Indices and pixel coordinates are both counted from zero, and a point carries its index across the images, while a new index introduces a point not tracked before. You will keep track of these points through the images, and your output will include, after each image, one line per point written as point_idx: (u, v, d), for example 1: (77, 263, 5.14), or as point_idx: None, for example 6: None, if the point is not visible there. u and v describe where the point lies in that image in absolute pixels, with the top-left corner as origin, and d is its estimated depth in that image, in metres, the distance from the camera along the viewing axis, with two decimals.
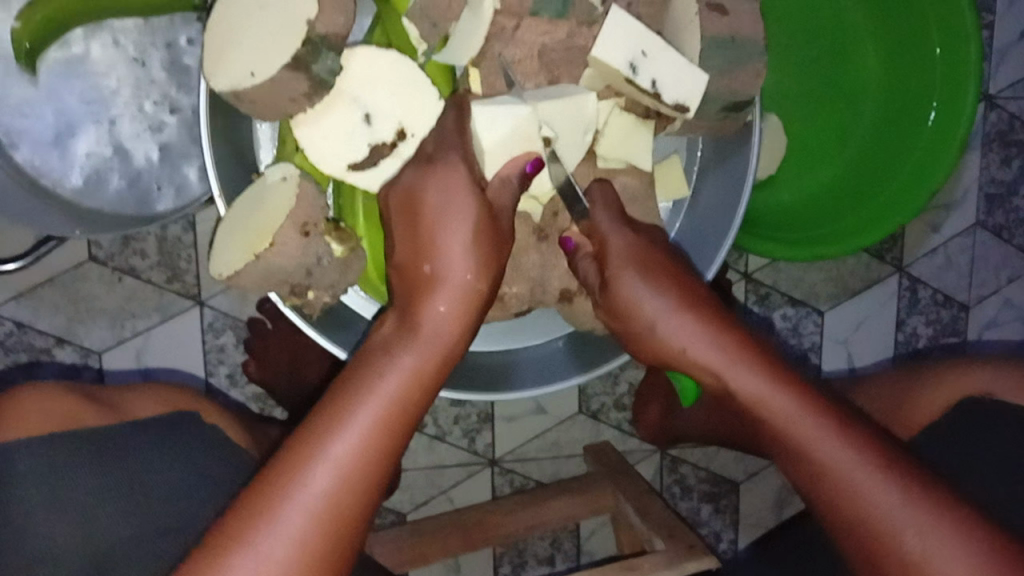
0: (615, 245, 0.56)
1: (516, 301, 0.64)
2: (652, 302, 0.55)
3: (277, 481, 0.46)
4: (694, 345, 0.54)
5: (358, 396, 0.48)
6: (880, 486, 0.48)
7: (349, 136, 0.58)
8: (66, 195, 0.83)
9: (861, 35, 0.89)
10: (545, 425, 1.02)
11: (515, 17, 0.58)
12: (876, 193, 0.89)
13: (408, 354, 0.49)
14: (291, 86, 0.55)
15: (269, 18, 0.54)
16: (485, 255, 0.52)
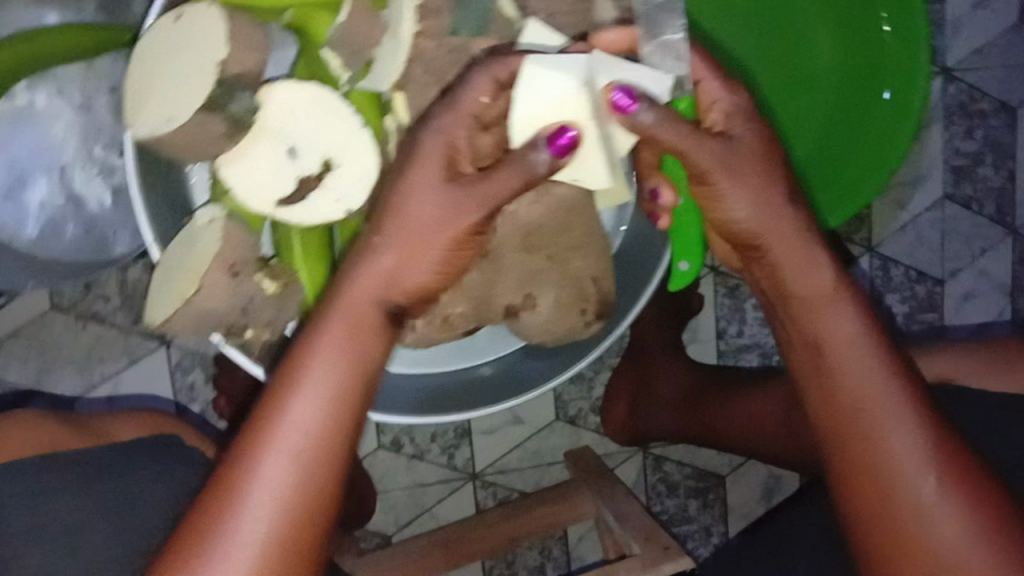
0: (744, 139, 0.54)
1: (462, 321, 0.64)
2: (738, 193, 0.53)
3: (234, 473, 0.49)
4: (781, 240, 0.53)
5: (273, 417, 0.49)
6: (912, 449, 0.49)
7: (275, 173, 0.57)
8: (24, 246, 0.84)
9: (808, 12, 0.86)
10: (523, 436, 1.02)
11: (435, 38, 0.58)
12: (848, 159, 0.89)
13: (319, 368, 0.50)
14: (208, 128, 0.55)
15: (184, 62, 0.54)
16: (396, 249, 0.53)
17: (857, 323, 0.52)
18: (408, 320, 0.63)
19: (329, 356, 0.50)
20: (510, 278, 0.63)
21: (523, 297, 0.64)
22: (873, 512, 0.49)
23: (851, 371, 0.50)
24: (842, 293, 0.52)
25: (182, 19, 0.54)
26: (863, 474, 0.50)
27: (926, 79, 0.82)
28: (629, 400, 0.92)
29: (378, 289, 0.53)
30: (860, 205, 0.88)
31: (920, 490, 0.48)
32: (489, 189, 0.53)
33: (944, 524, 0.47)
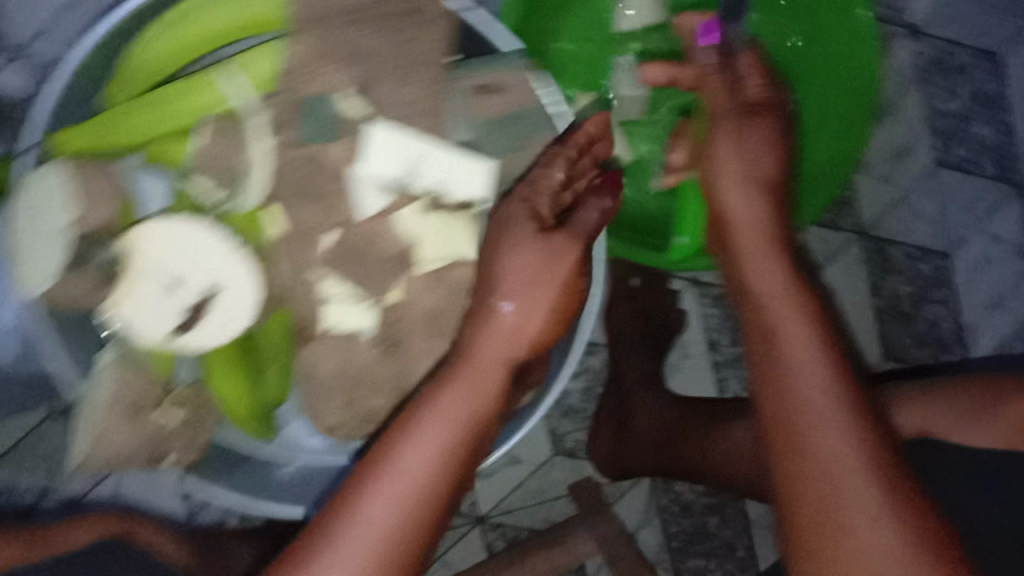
0: (759, 121, 0.68)
1: (383, 416, 0.63)
2: (729, 193, 0.67)
3: (352, 493, 0.54)
4: (749, 223, 0.65)
5: (388, 451, 0.54)
6: (871, 471, 0.52)
7: (158, 312, 0.57)
8: None
9: None
10: (523, 474, 1.01)
11: (294, 148, 0.58)
12: (812, 136, 0.77)
13: (446, 395, 0.56)
14: (77, 288, 0.55)
15: (42, 222, 0.54)
16: (526, 305, 0.59)
17: (814, 353, 0.57)
18: (326, 422, 0.62)
19: (501, 352, 0.58)
20: (423, 367, 0.61)
21: (442, 384, 0.61)
22: (803, 498, 0.53)
23: (800, 386, 0.56)
24: (809, 316, 0.59)
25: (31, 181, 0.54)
26: (813, 498, 0.53)
27: (871, 28, 0.67)
28: (610, 432, 0.94)
29: (505, 342, 0.59)
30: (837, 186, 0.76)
31: (874, 529, 0.51)
32: (540, 267, 0.58)
33: (889, 546, 0.50)
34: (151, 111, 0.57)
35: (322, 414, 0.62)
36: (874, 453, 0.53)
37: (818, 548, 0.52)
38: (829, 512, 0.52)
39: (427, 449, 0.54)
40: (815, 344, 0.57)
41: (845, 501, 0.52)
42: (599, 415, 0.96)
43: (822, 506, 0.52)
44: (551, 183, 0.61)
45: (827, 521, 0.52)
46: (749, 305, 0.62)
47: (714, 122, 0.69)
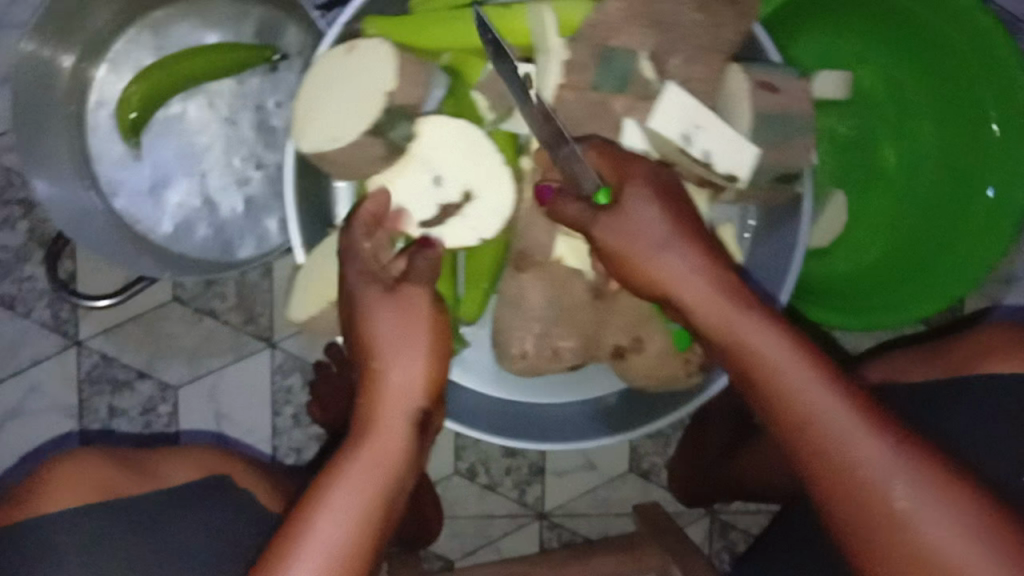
0: (624, 199, 0.55)
1: (570, 355, 0.67)
2: (671, 251, 0.54)
3: (288, 539, 0.50)
4: (714, 301, 0.53)
5: (322, 496, 0.51)
6: (893, 455, 0.47)
7: (422, 199, 0.63)
8: (158, 240, 0.92)
9: (920, 113, 0.92)
10: (595, 481, 1.04)
11: (577, 91, 0.62)
12: (964, 228, 0.88)
13: (379, 440, 0.53)
14: (368, 150, 0.61)
15: (353, 89, 0.60)
16: (414, 360, 0.54)
17: (784, 347, 0.51)
18: (521, 348, 0.66)
19: (411, 376, 0.54)
20: (622, 320, 0.66)
21: (631, 340, 0.66)
22: (869, 532, 0.47)
23: (807, 393, 0.49)
24: (778, 326, 0.52)
25: (355, 51, 0.60)
26: (836, 481, 0.48)
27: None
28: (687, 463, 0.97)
29: (408, 399, 0.54)
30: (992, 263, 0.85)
31: (899, 496, 0.47)
32: (400, 299, 0.56)
33: (946, 533, 0.46)
34: (464, 24, 0.63)
35: (515, 340, 0.66)
36: (888, 437, 0.48)
37: (869, 538, 0.47)
38: (867, 492, 0.47)
39: (397, 400, 0.54)
40: (779, 339, 0.51)
41: (896, 518, 0.46)
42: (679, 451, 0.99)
43: (889, 540, 0.46)
44: (791, 187, 0.65)
45: (868, 503, 0.47)
46: (652, 287, 0.55)
47: (620, 168, 0.57)
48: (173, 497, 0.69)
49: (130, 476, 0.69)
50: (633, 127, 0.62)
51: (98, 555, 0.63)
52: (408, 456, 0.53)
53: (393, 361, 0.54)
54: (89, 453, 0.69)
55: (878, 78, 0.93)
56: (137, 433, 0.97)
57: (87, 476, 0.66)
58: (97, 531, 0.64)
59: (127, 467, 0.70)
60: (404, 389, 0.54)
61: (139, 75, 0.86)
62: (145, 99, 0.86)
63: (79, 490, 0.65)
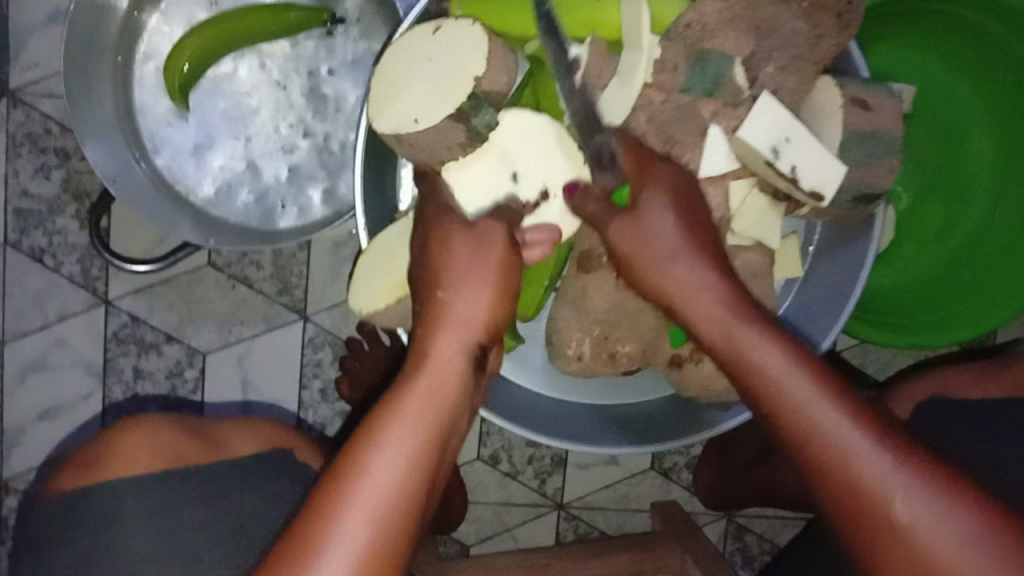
0: (642, 205, 0.55)
1: (627, 360, 0.66)
2: (661, 217, 0.55)
3: (312, 528, 0.48)
4: (722, 308, 0.52)
5: (353, 472, 0.48)
6: (893, 469, 0.45)
7: (497, 194, 0.62)
8: (198, 202, 0.91)
9: (979, 130, 0.90)
10: (616, 477, 1.03)
11: (665, 92, 0.61)
12: (1016, 251, 0.87)
13: (399, 420, 0.50)
14: (451, 136, 0.59)
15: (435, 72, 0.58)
16: (476, 297, 0.54)
17: (781, 361, 0.50)
18: (578, 348, 0.65)
19: (453, 346, 0.53)
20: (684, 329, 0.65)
21: (690, 351, 0.65)
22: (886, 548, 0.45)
23: (808, 404, 0.48)
24: (770, 333, 0.51)
25: (439, 33, 0.58)
26: (836, 492, 0.46)
27: None
28: (714, 464, 0.97)
29: (460, 337, 0.53)
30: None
31: (901, 511, 0.44)
32: (480, 244, 0.55)
33: (955, 547, 0.43)
34: (554, 14, 0.62)
35: (574, 340, 0.65)
36: (890, 449, 0.46)
37: (871, 550, 0.45)
38: (868, 504, 0.45)
39: (454, 338, 0.53)
40: (777, 350, 0.50)
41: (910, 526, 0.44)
42: (707, 448, 1.00)
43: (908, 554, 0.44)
44: (868, 207, 0.64)
45: (866, 515, 0.45)
46: (658, 298, 0.55)
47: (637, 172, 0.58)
48: (237, 468, 0.75)
49: (194, 443, 0.75)
50: (721, 134, 0.62)
51: (165, 520, 0.69)
52: (443, 426, 0.51)
53: (458, 295, 0.54)
54: (159, 417, 0.75)
55: (939, 91, 0.91)
56: (161, 396, 0.96)
57: (160, 438, 0.73)
58: (167, 497, 0.70)
59: (192, 435, 0.76)
60: (464, 323, 0.53)
61: (195, 28, 0.83)
62: (197, 57, 0.84)
63: (143, 453, 0.71)
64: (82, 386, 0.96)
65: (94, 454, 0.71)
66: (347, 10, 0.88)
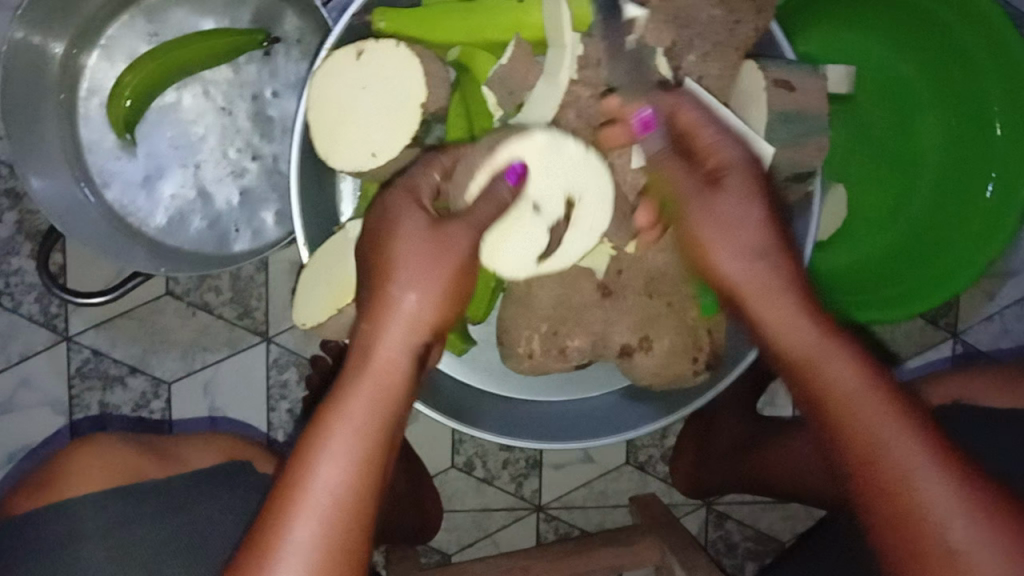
0: (729, 184, 0.52)
1: (577, 354, 0.66)
2: (733, 206, 0.52)
3: (263, 539, 0.46)
4: (783, 301, 0.50)
5: (299, 481, 0.46)
6: (954, 501, 0.45)
7: (528, 231, 0.61)
8: (151, 233, 0.91)
9: (923, 105, 0.92)
10: (592, 474, 1.04)
11: (593, 87, 0.61)
12: (968, 220, 0.89)
13: (346, 423, 0.47)
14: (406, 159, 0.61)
15: (372, 99, 0.60)
16: (426, 293, 0.50)
17: (855, 379, 0.48)
18: (528, 346, 0.66)
19: (403, 340, 0.49)
20: (629, 320, 0.66)
21: (639, 339, 0.66)
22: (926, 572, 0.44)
23: (868, 417, 0.47)
24: (833, 341, 0.49)
25: (365, 55, 0.59)
26: (891, 515, 0.46)
27: None
28: (691, 452, 0.97)
29: (404, 331, 0.49)
30: (987, 262, 0.86)
31: (956, 541, 0.44)
32: (436, 236, 0.50)
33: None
34: (479, 19, 0.62)
35: (523, 338, 0.66)
36: (954, 484, 0.45)
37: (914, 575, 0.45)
38: (921, 534, 0.45)
39: (397, 333, 0.49)
40: (841, 358, 0.48)
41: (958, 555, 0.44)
42: (683, 437, 0.99)
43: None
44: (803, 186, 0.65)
45: (919, 544, 0.45)
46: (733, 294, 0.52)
47: (715, 149, 0.54)
48: (192, 479, 0.77)
49: (146, 457, 0.77)
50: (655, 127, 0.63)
51: (123, 533, 0.71)
52: (390, 425, 0.48)
53: (407, 289, 0.49)
54: (114, 439, 0.78)
55: (883, 69, 0.92)
56: (130, 428, 0.96)
57: (113, 456, 0.76)
58: (121, 511, 0.72)
59: (147, 452, 0.78)
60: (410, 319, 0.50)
61: (132, 65, 0.83)
62: (138, 91, 0.84)
63: (98, 470, 0.74)
64: (46, 425, 0.95)
65: (50, 474, 0.73)
66: (286, 31, 0.88)
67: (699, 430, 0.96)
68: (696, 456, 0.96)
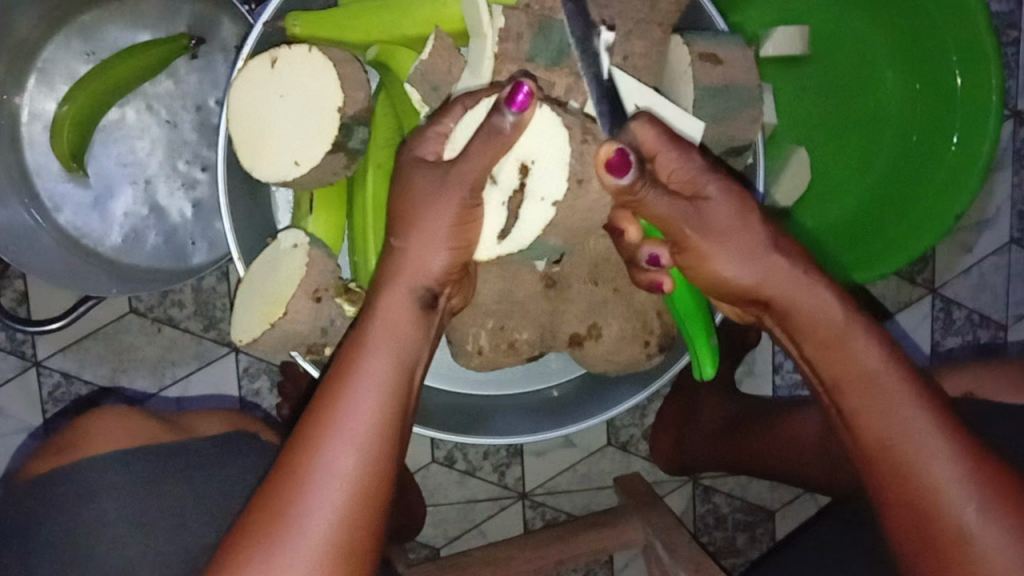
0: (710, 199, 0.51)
1: (528, 347, 0.65)
2: (729, 233, 0.51)
3: (300, 465, 0.48)
4: (794, 284, 0.51)
5: (333, 410, 0.48)
6: (957, 485, 0.48)
7: (494, 211, 0.57)
8: (107, 252, 0.90)
9: (880, 58, 0.90)
10: (575, 458, 1.03)
11: (513, 63, 0.59)
12: (937, 168, 0.86)
13: (374, 357, 0.50)
14: (331, 165, 0.60)
15: (291, 107, 0.59)
16: (435, 240, 0.52)
17: (876, 359, 0.51)
18: (475, 344, 0.64)
19: (419, 281, 0.53)
20: (577, 308, 0.65)
21: (588, 328, 0.65)
22: (932, 527, 0.48)
23: (891, 386, 0.50)
24: (856, 323, 0.51)
25: (279, 63, 0.59)
26: (901, 495, 0.49)
27: (996, 53, 0.79)
28: (674, 430, 0.96)
29: (417, 279, 0.53)
30: (959, 213, 0.83)
31: (970, 520, 0.47)
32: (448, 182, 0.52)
33: (1005, 544, 0.47)
34: (391, 16, 0.61)
35: (470, 336, 0.64)
36: (968, 467, 0.48)
37: (931, 548, 0.48)
38: (934, 501, 0.48)
39: (417, 261, 0.52)
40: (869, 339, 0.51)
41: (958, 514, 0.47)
42: (664, 414, 0.97)
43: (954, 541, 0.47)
44: (739, 159, 0.66)
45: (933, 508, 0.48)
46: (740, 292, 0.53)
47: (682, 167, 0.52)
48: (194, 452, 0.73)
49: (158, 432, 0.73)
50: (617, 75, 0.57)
51: None
52: (416, 357, 0.52)
53: (423, 247, 0.52)
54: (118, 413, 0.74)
55: (837, 28, 0.89)
56: None
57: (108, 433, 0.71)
58: (150, 462, 0.67)
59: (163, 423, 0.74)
60: (426, 247, 0.52)
61: (67, 93, 0.81)
62: (79, 116, 0.82)
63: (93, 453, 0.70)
64: (22, 452, 0.95)
65: (48, 462, 0.69)
66: (223, 39, 0.87)
67: (681, 407, 0.95)
68: (678, 435, 0.95)
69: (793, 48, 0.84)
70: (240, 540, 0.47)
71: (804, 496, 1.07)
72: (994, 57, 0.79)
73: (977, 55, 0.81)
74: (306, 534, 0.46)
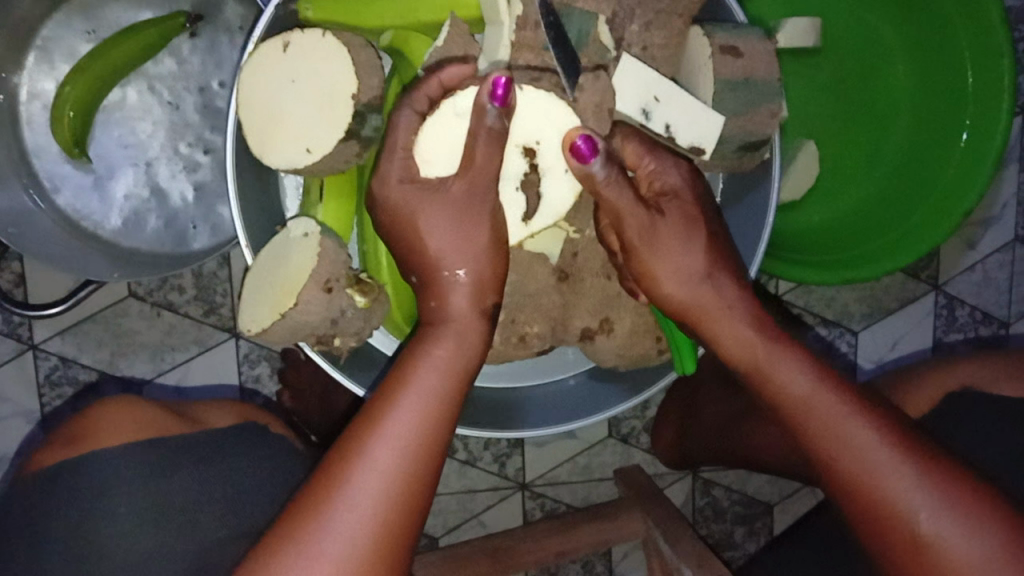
0: (667, 208, 0.55)
1: (538, 340, 0.65)
2: (675, 244, 0.55)
3: (341, 469, 0.47)
4: (721, 304, 0.55)
5: (380, 419, 0.48)
6: (915, 492, 0.49)
7: (512, 202, 0.59)
8: (107, 236, 0.88)
9: (892, 53, 0.89)
10: (575, 449, 1.03)
11: (531, 52, 0.58)
12: (947, 165, 0.86)
13: (425, 372, 0.50)
14: (344, 153, 0.59)
15: (304, 93, 0.58)
16: (474, 258, 0.52)
17: (804, 381, 0.52)
18: None
19: (474, 297, 0.52)
20: (588, 302, 0.64)
21: (600, 322, 0.64)
22: (889, 535, 0.49)
23: (828, 405, 0.51)
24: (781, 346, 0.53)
25: (292, 47, 0.57)
26: (862, 508, 0.50)
27: (1009, 50, 0.78)
28: (676, 424, 0.96)
29: (473, 297, 0.52)
30: (967, 211, 0.82)
31: (927, 528, 0.48)
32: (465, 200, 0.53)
33: (964, 552, 0.48)
34: (407, 1, 0.60)
35: None
36: (915, 476, 0.49)
37: (891, 555, 0.49)
38: (889, 514, 0.49)
39: (465, 303, 0.52)
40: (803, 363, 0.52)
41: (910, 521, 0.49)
42: (669, 406, 0.98)
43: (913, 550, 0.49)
44: (757, 154, 0.65)
45: (891, 522, 0.49)
46: (687, 312, 0.56)
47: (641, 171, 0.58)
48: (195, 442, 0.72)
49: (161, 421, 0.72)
50: (633, 62, 0.58)
51: None
52: (470, 373, 0.51)
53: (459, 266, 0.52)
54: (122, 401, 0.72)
55: (851, 21, 0.89)
56: None
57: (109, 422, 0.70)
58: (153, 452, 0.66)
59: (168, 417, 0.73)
60: (475, 287, 0.53)
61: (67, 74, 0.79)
62: (80, 97, 0.80)
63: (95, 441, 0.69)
64: (18, 436, 0.94)
65: (49, 449, 0.68)
66: (229, 20, 0.86)
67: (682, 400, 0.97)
68: (679, 429, 0.96)
69: (807, 40, 0.83)
70: (278, 538, 0.47)
71: (803, 490, 1.08)
72: (1007, 53, 0.78)
73: (988, 52, 0.80)
74: (339, 536, 0.46)
